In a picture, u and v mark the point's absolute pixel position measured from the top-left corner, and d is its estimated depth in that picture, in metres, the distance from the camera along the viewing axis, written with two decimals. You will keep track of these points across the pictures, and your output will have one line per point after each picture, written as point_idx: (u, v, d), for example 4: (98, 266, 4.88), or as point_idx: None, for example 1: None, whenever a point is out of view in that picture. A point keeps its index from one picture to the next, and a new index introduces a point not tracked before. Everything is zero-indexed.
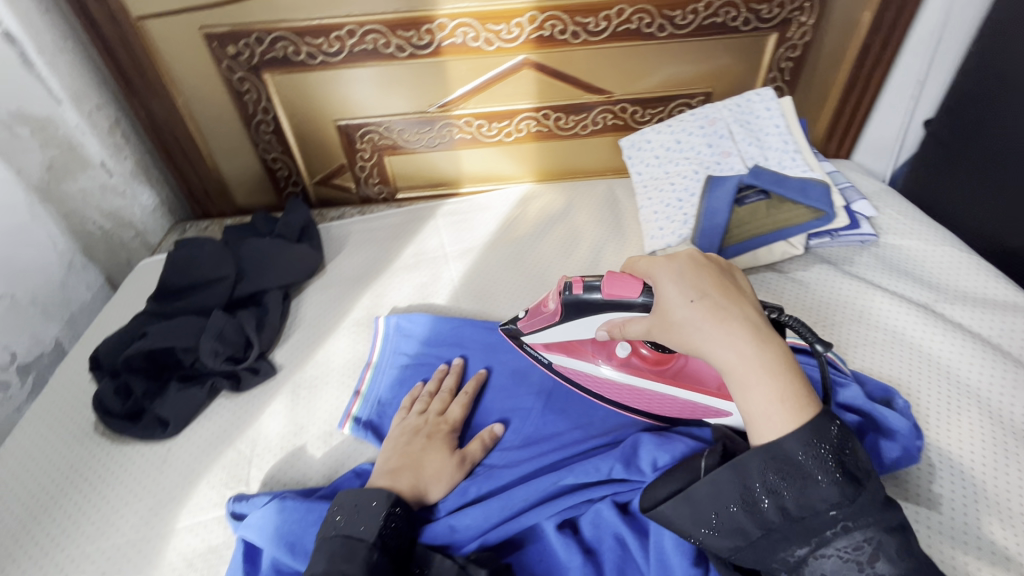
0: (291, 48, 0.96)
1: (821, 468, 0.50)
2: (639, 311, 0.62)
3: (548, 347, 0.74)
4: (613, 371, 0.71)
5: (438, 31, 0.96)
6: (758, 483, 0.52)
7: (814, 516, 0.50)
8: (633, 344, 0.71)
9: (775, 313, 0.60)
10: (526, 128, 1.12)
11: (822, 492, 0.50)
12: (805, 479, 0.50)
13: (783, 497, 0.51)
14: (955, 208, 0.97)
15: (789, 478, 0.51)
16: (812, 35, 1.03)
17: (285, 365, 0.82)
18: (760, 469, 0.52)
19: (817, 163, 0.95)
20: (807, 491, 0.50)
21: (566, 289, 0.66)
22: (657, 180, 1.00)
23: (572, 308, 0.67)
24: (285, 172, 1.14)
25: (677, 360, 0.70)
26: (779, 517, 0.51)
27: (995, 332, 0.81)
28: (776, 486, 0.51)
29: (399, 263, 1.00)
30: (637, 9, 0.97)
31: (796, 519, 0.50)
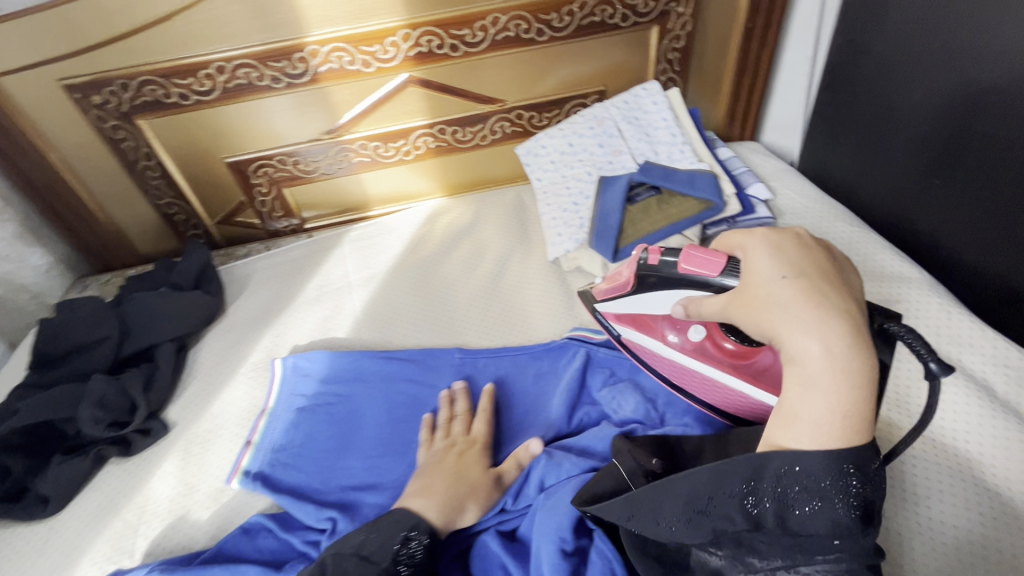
0: (161, 91, 0.93)
1: (844, 486, 0.42)
2: (714, 291, 0.57)
3: (620, 319, 0.72)
4: (682, 354, 0.67)
5: (312, 58, 0.94)
6: (769, 480, 0.44)
7: (814, 538, 0.43)
8: (712, 327, 0.65)
9: (883, 321, 0.49)
10: (424, 145, 1.11)
11: (835, 513, 0.42)
12: (819, 491, 0.43)
13: (788, 506, 0.44)
14: (846, 182, 0.98)
15: (800, 489, 0.43)
16: (693, 25, 1.04)
17: (178, 422, 0.80)
18: (778, 467, 0.44)
19: (706, 152, 0.96)
20: (816, 508, 0.43)
21: (643, 258, 0.65)
22: (555, 185, 1.00)
23: (649, 280, 0.65)
24: (183, 216, 1.11)
25: (763, 354, 0.62)
26: (773, 522, 0.44)
27: (887, 301, 0.80)
28: (789, 489, 0.44)
29: (301, 298, 0.97)
30: (511, 17, 0.96)
31: (792, 533, 0.44)
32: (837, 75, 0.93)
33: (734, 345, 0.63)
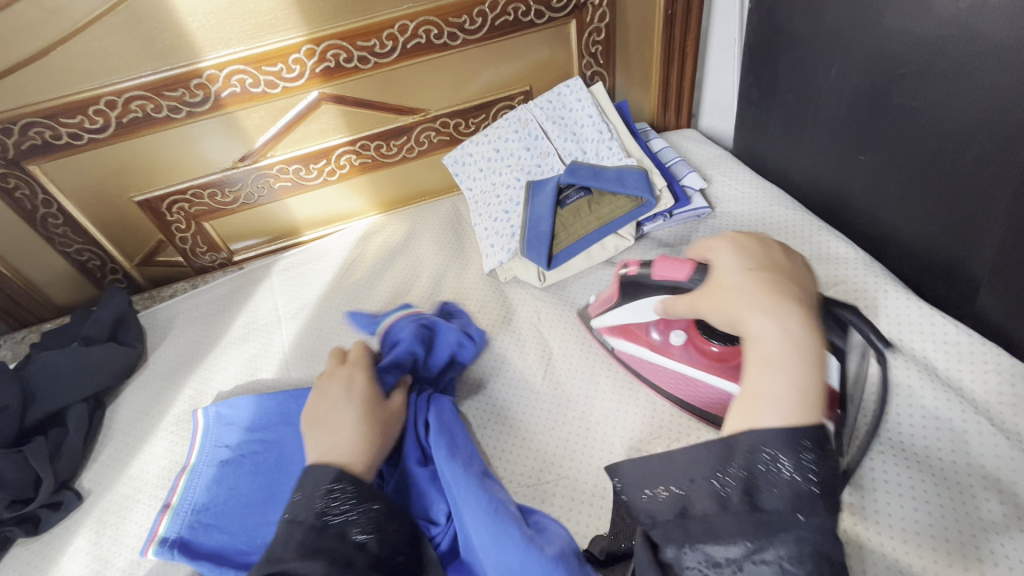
0: (49, 132, 0.87)
1: (813, 460, 0.40)
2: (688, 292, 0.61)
3: (611, 331, 0.75)
4: (672, 360, 0.69)
5: (211, 83, 0.88)
6: (739, 457, 0.41)
7: (778, 516, 0.39)
8: (692, 331, 0.68)
9: None
10: (348, 163, 1.06)
11: (798, 486, 0.39)
12: (784, 468, 0.40)
13: (757, 483, 0.40)
14: (780, 165, 0.96)
15: (769, 465, 0.40)
16: (612, 15, 1.01)
17: (93, 490, 0.74)
18: (751, 443, 0.41)
19: (635, 146, 0.93)
20: (781, 483, 0.39)
21: (624, 270, 0.71)
22: (485, 194, 0.96)
23: (630, 288, 0.70)
24: (97, 261, 1.04)
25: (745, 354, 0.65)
26: (740, 501, 0.40)
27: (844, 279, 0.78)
28: (758, 465, 0.41)
29: (227, 339, 0.92)
30: (420, 23, 0.91)
31: (757, 512, 0.39)
32: (759, 55, 0.91)
33: (719, 348, 0.66)
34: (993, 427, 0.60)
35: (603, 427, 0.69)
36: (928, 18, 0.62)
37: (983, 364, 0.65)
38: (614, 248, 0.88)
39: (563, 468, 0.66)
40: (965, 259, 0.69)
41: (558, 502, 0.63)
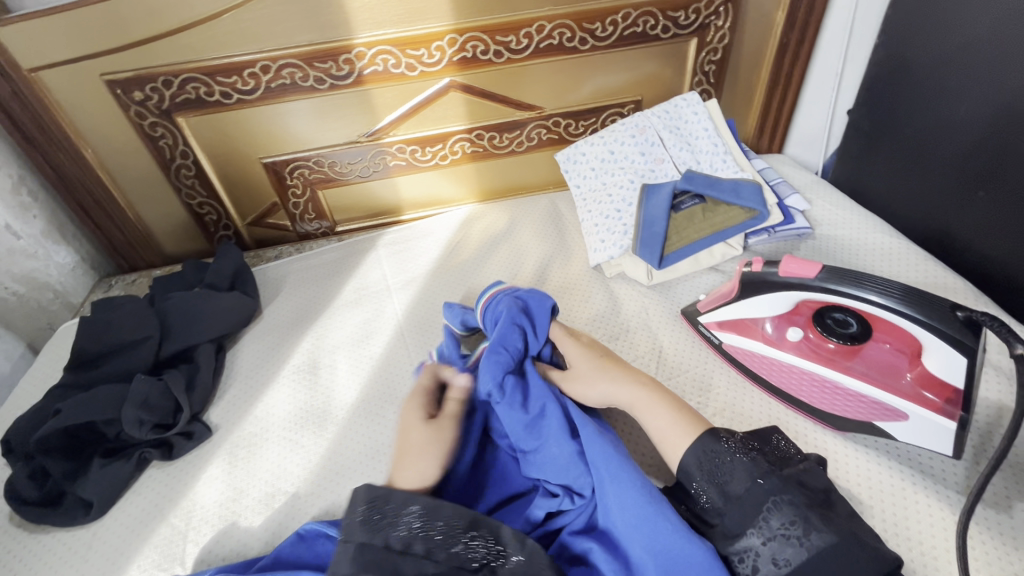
0: (203, 89, 0.93)
1: (738, 447, 0.56)
2: (816, 291, 0.65)
3: (719, 326, 0.77)
4: (788, 354, 0.71)
5: (358, 60, 0.94)
6: (698, 473, 0.56)
7: (750, 494, 0.52)
8: (809, 327, 0.71)
9: (967, 311, 0.55)
10: (461, 149, 1.11)
11: (745, 465, 0.54)
12: (728, 459, 0.55)
13: (718, 481, 0.55)
14: (882, 195, 1.00)
15: (716, 466, 0.55)
16: (731, 37, 1.06)
17: (221, 426, 0.78)
18: (696, 458, 0.57)
19: (746, 163, 0.97)
20: (736, 471, 0.54)
21: (747, 266, 0.71)
22: (595, 193, 1.00)
23: (751, 285, 0.71)
24: (214, 216, 1.10)
25: (869, 350, 0.68)
26: (720, 499, 0.54)
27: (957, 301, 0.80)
28: (715, 465, 0.55)
29: (339, 301, 0.96)
30: (556, 25, 0.97)
31: (734, 497, 0.53)
32: (878, 89, 0.96)
33: (837, 345, 0.69)
34: None
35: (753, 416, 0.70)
36: None
37: None
38: (722, 255, 0.92)
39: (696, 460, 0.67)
40: None
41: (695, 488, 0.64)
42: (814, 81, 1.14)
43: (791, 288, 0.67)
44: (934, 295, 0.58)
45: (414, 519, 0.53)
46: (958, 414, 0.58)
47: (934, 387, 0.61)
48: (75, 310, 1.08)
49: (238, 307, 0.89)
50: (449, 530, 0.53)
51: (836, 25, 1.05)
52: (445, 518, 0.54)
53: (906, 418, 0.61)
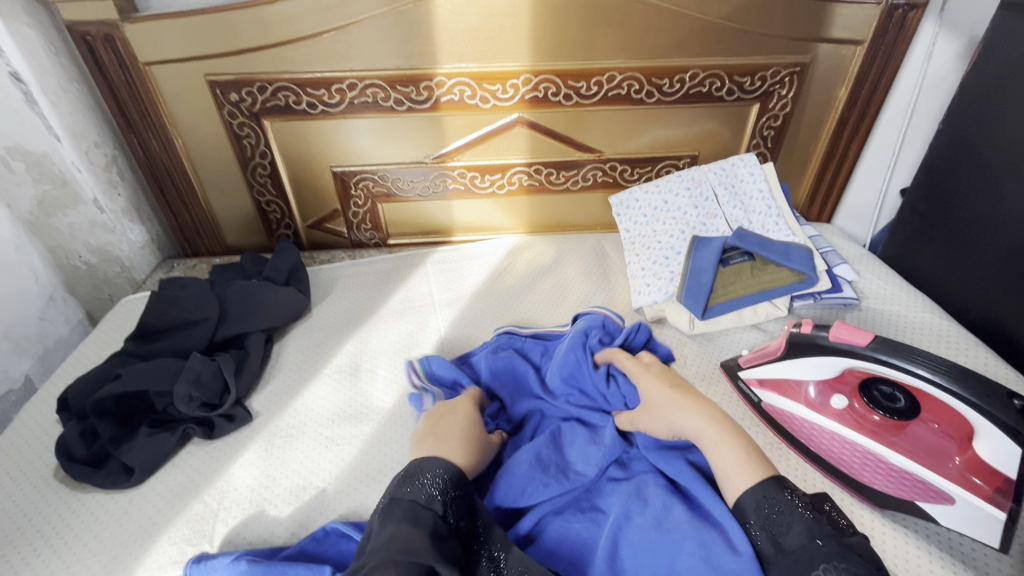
0: (293, 98, 1.00)
1: (804, 503, 0.53)
2: (866, 361, 0.65)
3: (760, 384, 0.77)
4: (830, 421, 0.70)
5: (437, 88, 1.00)
6: (755, 517, 0.55)
7: (804, 551, 0.49)
8: (854, 397, 0.71)
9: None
10: (518, 182, 1.15)
11: (806, 521, 0.51)
12: (793, 510, 0.53)
13: (777, 532, 0.52)
14: (934, 276, 1.00)
15: (774, 515, 0.54)
16: (792, 107, 1.09)
17: (262, 413, 0.80)
18: (756, 502, 0.55)
19: (798, 227, 0.99)
20: (794, 525, 0.52)
21: (795, 327, 0.73)
22: (644, 238, 1.03)
23: (798, 346, 0.72)
24: (278, 215, 1.16)
25: (916, 428, 0.67)
26: (775, 550, 0.52)
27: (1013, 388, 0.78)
28: (774, 513, 0.54)
29: (386, 309, 0.99)
30: (626, 77, 1.02)
31: (790, 551, 0.50)
32: (937, 172, 0.97)
33: (881, 418, 0.68)
34: None
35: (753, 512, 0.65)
36: None
37: None
38: (765, 314, 0.92)
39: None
40: None
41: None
42: (870, 157, 1.16)
43: (837, 354, 0.67)
44: (987, 379, 0.58)
45: (437, 486, 0.57)
46: (1008, 504, 0.56)
47: (982, 472, 0.59)
48: (136, 285, 1.14)
49: (292, 302, 0.94)
50: (461, 508, 0.57)
51: (897, 106, 1.08)
52: (462, 495, 0.58)
53: (951, 501, 0.60)
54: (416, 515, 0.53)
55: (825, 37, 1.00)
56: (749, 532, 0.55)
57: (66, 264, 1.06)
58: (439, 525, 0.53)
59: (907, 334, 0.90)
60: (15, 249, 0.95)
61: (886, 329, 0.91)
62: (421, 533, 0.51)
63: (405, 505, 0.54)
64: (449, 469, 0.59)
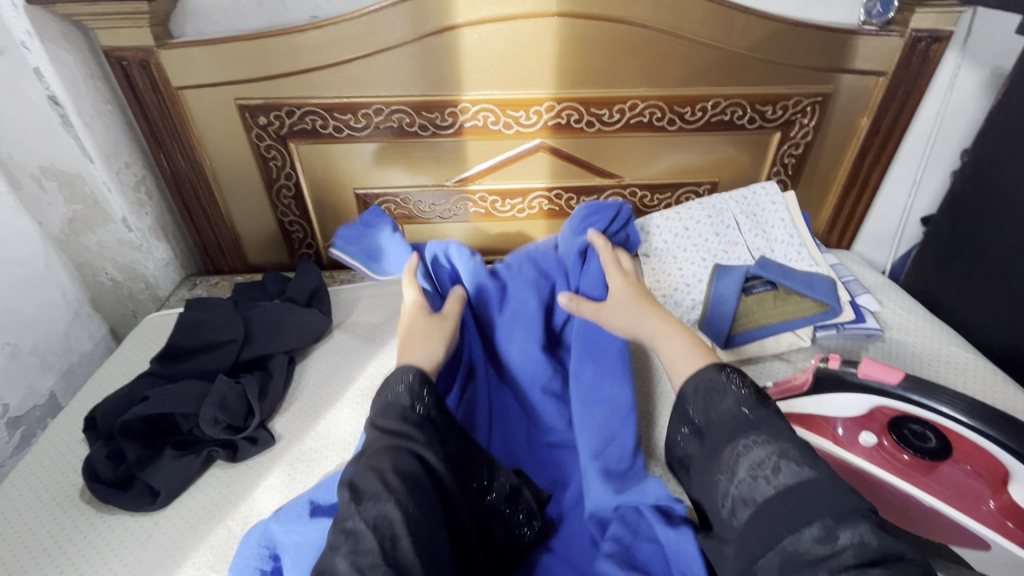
0: (319, 122, 1.01)
1: (742, 387, 0.56)
2: (896, 400, 0.64)
3: (786, 417, 0.76)
4: (861, 460, 0.69)
5: (461, 114, 1.02)
6: (693, 399, 0.58)
7: (732, 423, 0.53)
8: (884, 434, 0.70)
9: None
10: (538, 206, 1.16)
11: (737, 396, 0.55)
12: (728, 387, 0.56)
13: (711, 406, 0.56)
14: (959, 308, 0.99)
15: (710, 396, 0.57)
16: (814, 135, 1.09)
17: (284, 436, 0.81)
18: (694, 386, 0.58)
19: (820, 257, 0.99)
20: (728, 403, 0.55)
21: (822, 361, 0.72)
22: (665, 264, 1.03)
23: (826, 381, 0.71)
24: (300, 235, 1.18)
25: (948, 468, 0.66)
26: (706, 423, 0.56)
27: None
28: (710, 397, 0.56)
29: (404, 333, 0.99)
30: (648, 105, 1.03)
31: (716, 427, 0.54)
32: (961, 204, 0.97)
33: (912, 457, 0.67)
34: None
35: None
36: None
37: None
38: (788, 344, 0.91)
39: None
40: None
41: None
42: (890, 185, 1.16)
43: (866, 391, 0.67)
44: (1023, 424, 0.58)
45: (406, 385, 0.60)
46: None
47: (1018, 518, 0.60)
48: (159, 302, 1.15)
49: (313, 323, 0.94)
50: (434, 401, 0.61)
51: (918, 135, 1.09)
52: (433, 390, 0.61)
53: (988, 547, 0.60)
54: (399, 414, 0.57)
55: (848, 68, 1.01)
56: (687, 415, 0.58)
57: (92, 281, 1.08)
58: (418, 421, 0.57)
59: (934, 367, 0.89)
60: (43, 265, 0.98)
61: (913, 362, 0.90)
62: (400, 427, 0.55)
63: (382, 404, 0.58)
64: (412, 371, 0.61)
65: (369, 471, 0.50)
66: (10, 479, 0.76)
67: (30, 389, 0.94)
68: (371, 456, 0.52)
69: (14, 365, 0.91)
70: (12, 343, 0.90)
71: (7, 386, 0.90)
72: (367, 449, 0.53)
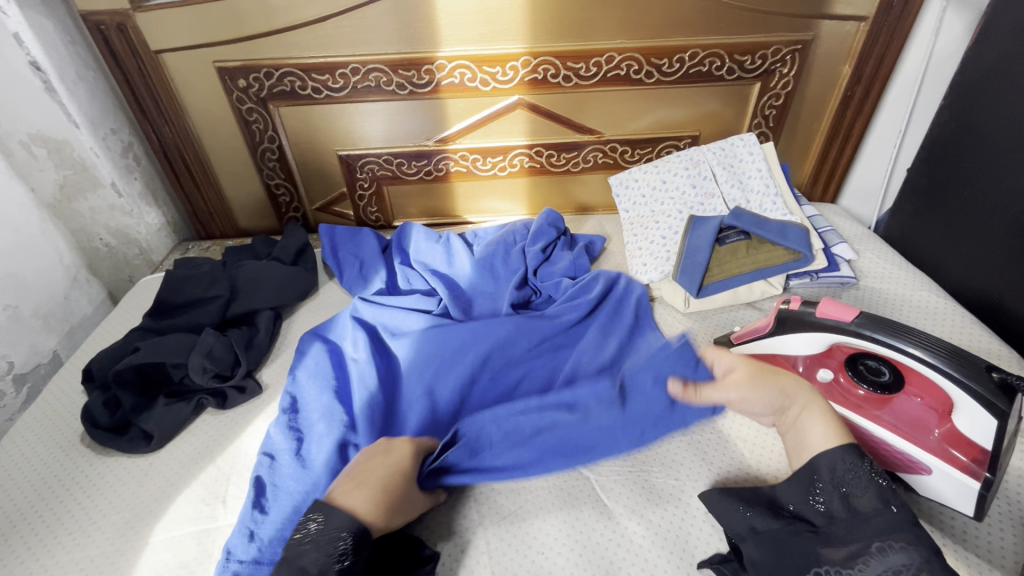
0: (298, 83, 1.02)
1: (878, 470, 0.55)
2: (851, 336, 0.66)
3: (750, 360, 0.78)
4: (816, 396, 0.71)
5: (438, 71, 1.02)
6: (828, 476, 0.56)
7: (878, 516, 0.51)
8: (841, 371, 0.72)
9: (1004, 374, 0.56)
10: (519, 163, 1.17)
11: (882, 489, 0.53)
12: (869, 479, 0.54)
13: (847, 494, 0.54)
14: (933, 255, 1.00)
15: (851, 475, 0.55)
16: (795, 85, 1.08)
17: (271, 385, 0.84)
18: (831, 461, 0.56)
19: (796, 206, 0.99)
20: (870, 488, 0.53)
21: (784, 304, 0.73)
22: (643, 218, 1.04)
23: (787, 322, 0.73)
24: (287, 198, 1.20)
25: (900, 401, 0.67)
26: (841, 508, 0.54)
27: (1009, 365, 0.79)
28: (847, 477, 0.55)
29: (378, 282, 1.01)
30: (625, 57, 1.02)
31: (857, 511, 0.53)
32: (939, 150, 0.97)
33: (866, 392, 0.69)
34: None
35: (665, 447, 0.72)
36: None
37: None
38: (761, 293, 0.93)
39: (621, 521, 0.64)
40: None
41: (644, 539, 0.62)
42: (876, 135, 1.15)
43: (824, 330, 0.69)
44: (969, 353, 0.59)
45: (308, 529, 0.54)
46: (983, 475, 0.57)
47: (962, 446, 0.60)
48: (154, 267, 1.19)
49: (298, 281, 0.98)
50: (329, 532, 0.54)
51: (904, 83, 1.06)
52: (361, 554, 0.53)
53: (929, 473, 0.61)
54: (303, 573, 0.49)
55: (827, 14, 0.99)
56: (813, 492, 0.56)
57: (86, 246, 1.07)
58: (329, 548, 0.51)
59: (899, 312, 0.90)
60: (39, 232, 0.96)
61: (879, 308, 0.92)
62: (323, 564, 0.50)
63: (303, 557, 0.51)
64: (349, 528, 0.53)
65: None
66: (17, 429, 0.80)
67: (32, 349, 0.97)
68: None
69: (16, 326, 0.93)
70: (13, 304, 0.92)
71: (11, 344, 0.93)
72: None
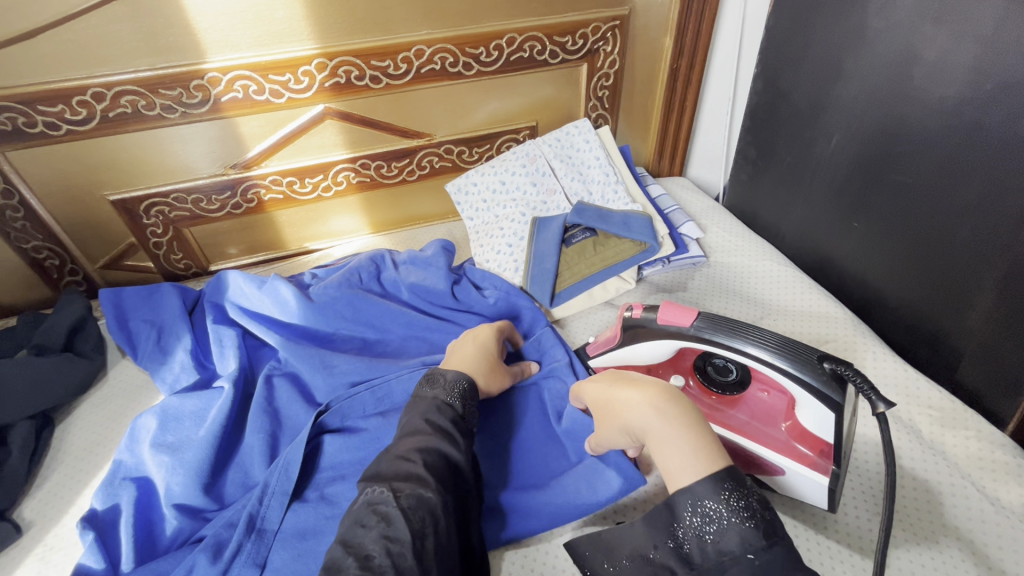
0: (22, 119, 0.80)
1: (738, 507, 0.44)
2: (692, 341, 0.61)
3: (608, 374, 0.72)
4: None
5: (212, 86, 0.84)
6: (686, 519, 0.45)
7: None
8: (691, 375, 0.68)
9: (830, 363, 0.54)
10: (345, 180, 1.02)
11: (743, 532, 0.43)
12: (722, 519, 0.44)
13: (708, 538, 0.44)
14: (771, 220, 1.01)
15: (707, 520, 0.44)
16: (622, 63, 1.04)
17: (35, 522, 0.65)
18: (687, 505, 0.45)
19: (638, 192, 0.96)
20: (726, 533, 0.44)
21: (628, 311, 0.67)
22: (488, 226, 0.95)
23: (634, 333, 0.67)
24: (55, 260, 0.95)
25: (747, 400, 0.65)
26: (701, 556, 0.45)
27: (845, 325, 0.80)
28: (699, 523, 0.45)
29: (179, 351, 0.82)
30: (437, 49, 0.91)
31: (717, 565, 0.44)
32: (760, 117, 0.97)
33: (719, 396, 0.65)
34: (979, 493, 0.61)
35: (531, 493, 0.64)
36: (921, 104, 0.68)
37: (964, 429, 0.67)
38: (615, 291, 0.88)
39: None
40: (945, 326, 0.73)
41: None
42: (709, 106, 1.14)
43: (668, 336, 0.63)
44: (802, 345, 0.57)
45: (457, 387, 0.61)
46: (830, 469, 0.55)
47: (807, 440, 0.58)
48: None
49: (70, 373, 0.78)
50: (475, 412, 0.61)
51: (723, 51, 1.06)
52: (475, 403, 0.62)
53: (783, 473, 0.58)
54: (437, 412, 0.57)
55: None
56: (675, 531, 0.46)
57: None
58: (455, 418, 0.58)
59: (747, 288, 0.90)
60: None
61: (727, 286, 0.91)
62: (440, 425, 0.56)
63: (427, 405, 0.58)
64: (465, 378, 0.63)
65: (356, 526, 0.47)
66: None
67: None
68: (405, 444, 0.53)
69: None
70: None
71: None
72: (406, 437, 0.55)
